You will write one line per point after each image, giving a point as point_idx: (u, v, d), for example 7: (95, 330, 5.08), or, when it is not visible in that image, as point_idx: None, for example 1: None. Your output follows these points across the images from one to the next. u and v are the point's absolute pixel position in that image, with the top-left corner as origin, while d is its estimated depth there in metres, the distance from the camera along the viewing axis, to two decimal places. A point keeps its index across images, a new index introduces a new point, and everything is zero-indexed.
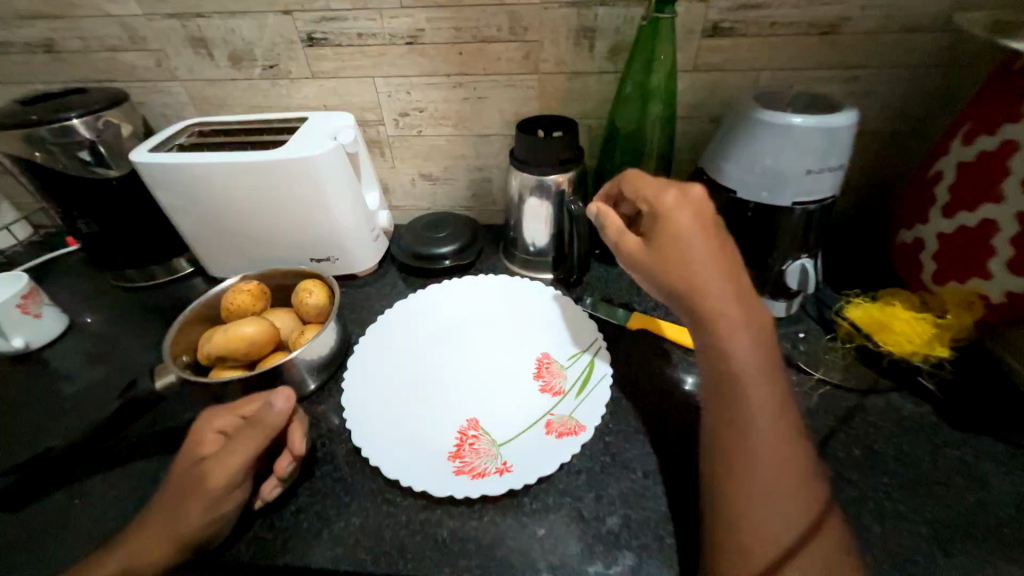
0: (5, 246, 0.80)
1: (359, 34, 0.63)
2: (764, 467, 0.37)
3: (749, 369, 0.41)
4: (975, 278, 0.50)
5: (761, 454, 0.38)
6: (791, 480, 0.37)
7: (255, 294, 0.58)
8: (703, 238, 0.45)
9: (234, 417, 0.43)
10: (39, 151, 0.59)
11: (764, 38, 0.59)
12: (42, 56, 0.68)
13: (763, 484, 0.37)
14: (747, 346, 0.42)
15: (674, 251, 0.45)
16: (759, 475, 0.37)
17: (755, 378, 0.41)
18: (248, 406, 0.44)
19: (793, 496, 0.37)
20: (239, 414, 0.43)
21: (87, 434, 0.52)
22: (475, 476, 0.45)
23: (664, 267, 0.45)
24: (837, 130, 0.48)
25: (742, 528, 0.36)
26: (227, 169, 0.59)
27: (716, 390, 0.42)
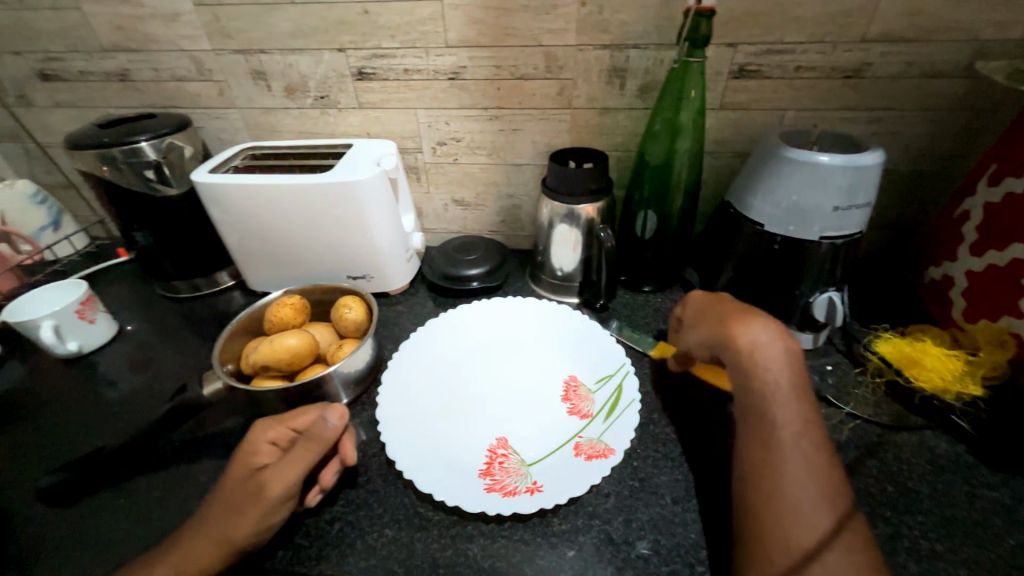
0: (63, 255, 0.84)
1: (406, 70, 0.68)
2: (794, 481, 0.39)
3: (779, 393, 0.43)
4: (1007, 316, 0.49)
5: (790, 469, 0.40)
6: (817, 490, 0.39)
7: (297, 308, 0.61)
8: (725, 303, 0.52)
9: (285, 429, 0.45)
10: (109, 167, 0.63)
11: (789, 80, 0.62)
12: (117, 84, 0.75)
13: (795, 497, 0.38)
14: (776, 373, 0.44)
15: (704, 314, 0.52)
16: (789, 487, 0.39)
17: (784, 400, 0.43)
18: (299, 419, 0.46)
19: (823, 509, 0.38)
20: (290, 426, 0.45)
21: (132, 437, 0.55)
22: (506, 494, 0.45)
23: (695, 333, 0.52)
24: (864, 170, 0.50)
25: (773, 537, 0.37)
26: (278, 191, 0.63)
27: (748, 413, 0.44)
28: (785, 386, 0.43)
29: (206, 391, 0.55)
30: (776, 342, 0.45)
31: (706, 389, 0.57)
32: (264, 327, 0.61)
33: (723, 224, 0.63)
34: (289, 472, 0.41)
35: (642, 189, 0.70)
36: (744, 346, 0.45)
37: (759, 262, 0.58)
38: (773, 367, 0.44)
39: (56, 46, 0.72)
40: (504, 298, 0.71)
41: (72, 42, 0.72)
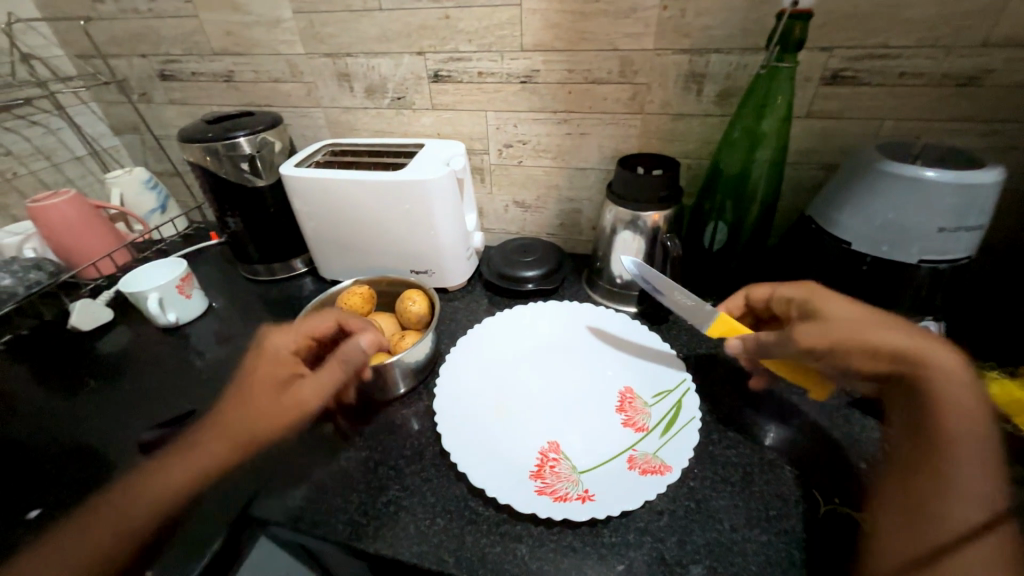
0: (167, 236, 0.94)
1: (480, 73, 0.70)
2: (971, 483, 0.33)
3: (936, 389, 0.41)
4: None
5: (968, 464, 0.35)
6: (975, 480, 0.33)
7: (365, 298, 0.64)
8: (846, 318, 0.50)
9: (298, 338, 0.59)
10: (211, 156, 0.70)
11: (890, 87, 0.57)
12: (222, 84, 0.83)
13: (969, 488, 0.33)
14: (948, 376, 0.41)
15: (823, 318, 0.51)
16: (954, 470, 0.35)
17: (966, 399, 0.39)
18: (314, 330, 0.59)
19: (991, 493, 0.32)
20: (304, 335, 0.59)
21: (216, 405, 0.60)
22: (557, 498, 0.45)
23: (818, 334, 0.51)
24: (979, 188, 0.45)
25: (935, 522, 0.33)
26: (355, 186, 0.67)
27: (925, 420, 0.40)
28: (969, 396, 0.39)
29: None
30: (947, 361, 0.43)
31: (761, 412, 0.54)
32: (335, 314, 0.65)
33: (803, 240, 0.58)
34: (260, 393, 0.56)
35: (714, 199, 0.67)
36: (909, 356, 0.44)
37: (841, 283, 0.54)
38: (947, 377, 0.41)
39: (175, 49, 0.81)
40: (560, 302, 0.71)
41: (188, 46, 0.80)
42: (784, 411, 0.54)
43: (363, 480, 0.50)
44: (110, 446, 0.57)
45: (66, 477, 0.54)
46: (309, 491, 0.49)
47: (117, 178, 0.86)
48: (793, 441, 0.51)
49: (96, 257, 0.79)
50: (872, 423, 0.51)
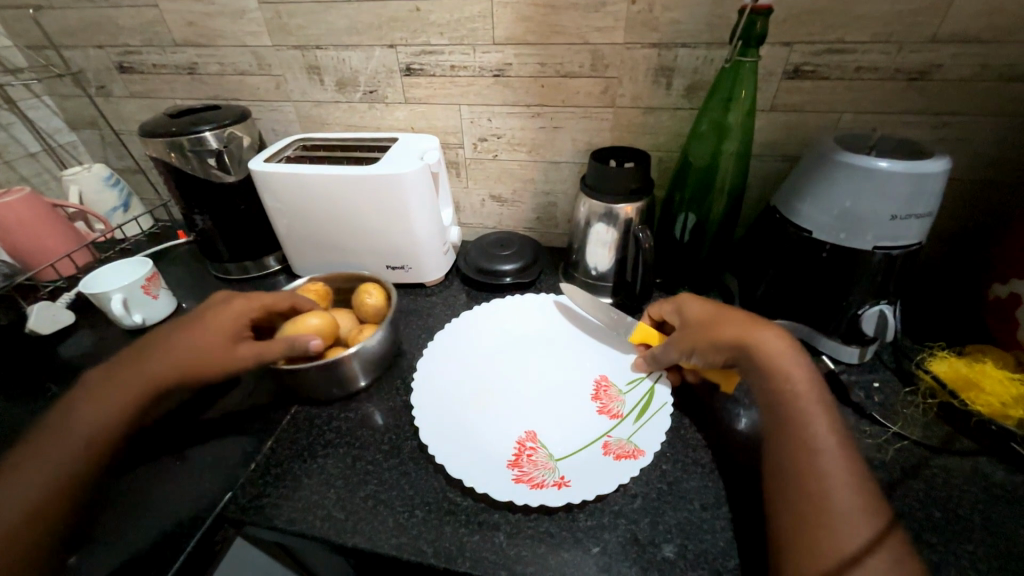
0: (131, 234, 0.91)
1: (452, 66, 0.70)
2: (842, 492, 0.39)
3: (797, 393, 0.46)
4: None
5: (836, 471, 0.40)
6: (854, 498, 0.39)
7: (320, 295, 0.63)
8: (724, 318, 0.53)
9: (242, 308, 0.55)
10: (175, 153, 0.68)
11: (847, 81, 0.59)
12: (186, 77, 0.80)
13: (845, 504, 0.38)
14: (791, 368, 0.47)
15: (709, 320, 0.53)
16: (830, 483, 0.39)
17: (806, 395, 0.45)
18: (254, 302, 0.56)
19: (869, 518, 0.37)
20: (244, 305, 0.56)
21: None
22: (534, 486, 0.46)
23: (697, 334, 0.53)
24: (926, 177, 0.47)
25: (822, 539, 0.36)
26: (327, 181, 0.66)
27: (776, 412, 0.45)
28: (807, 389, 0.46)
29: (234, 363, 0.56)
30: (787, 346, 0.49)
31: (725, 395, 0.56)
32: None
33: (767, 229, 0.61)
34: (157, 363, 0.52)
35: (684, 190, 0.69)
36: (763, 350, 0.49)
37: (802, 271, 0.56)
38: (796, 370, 0.47)
39: (134, 41, 0.78)
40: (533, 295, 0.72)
41: (148, 37, 0.77)
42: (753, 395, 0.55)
43: (339, 477, 0.49)
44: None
45: None
46: (286, 488, 0.49)
47: (75, 176, 0.83)
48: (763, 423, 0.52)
49: (54, 257, 0.76)
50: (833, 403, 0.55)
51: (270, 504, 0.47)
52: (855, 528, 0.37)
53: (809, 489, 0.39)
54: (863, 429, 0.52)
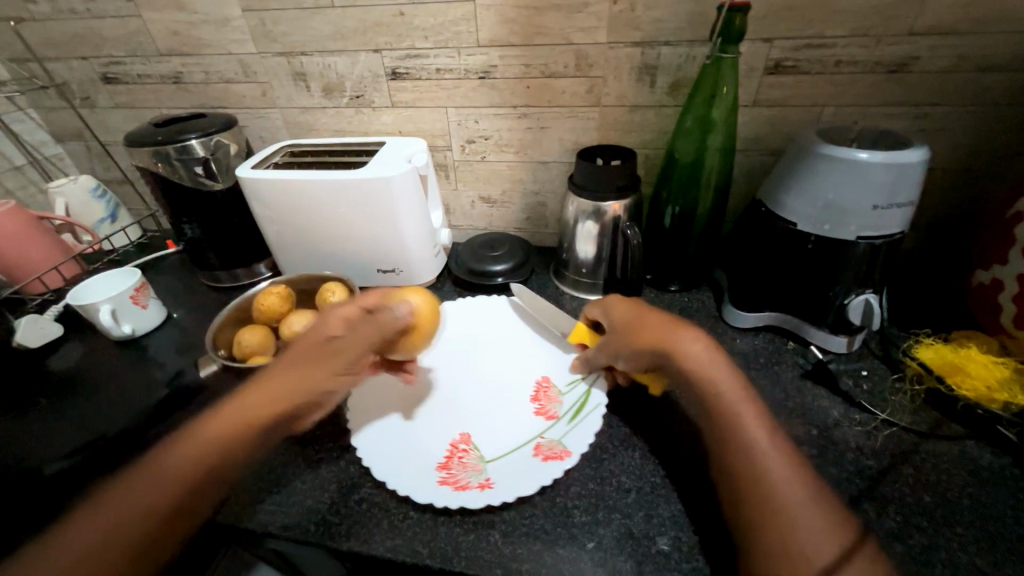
0: (119, 245, 0.91)
1: (438, 70, 0.70)
2: (799, 516, 0.37)
3: (731, 403, 0.44)
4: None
5: (780, 466, 0.40)
6: (811, 520, 0.37)
7: (283, 297, 0.65)
8: (647, 320, 0.52)
9: (356, 307, 0.51)
10: (162, 162, 0.68)
11: (827, 75, 0.60)
12: (171, 86, 0.80)
13: (803, 529, 0.36)
14: (697, 356, 0.47)
15: (632, 325, 0.53)
16: (779, 479, 0.39)
17: (732, 401, 0.44)
18: (369, 301, 0.52)
19: (835, 539, 0.36)
20: (360, 306, 0.51)
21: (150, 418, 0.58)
22: (457, 488, 0.47)
23: (620, 339, 0.53)
24: (906, 166, 0.48)
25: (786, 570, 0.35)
26: (316, 186, 0.66)
27: (710, 425, 0.44)
28: (738, 398, 0.44)
29: (201, 370, 0.60)
30: (708, 352, 0.47)
31: None
32: (255, 317, 0.65)
33: (753, 223, 0.61)
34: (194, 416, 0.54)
35: (670, 186, 0.69)
36: (680, 355, 0.47)
37: (789, 263, 0.57)
38: (716, 372, 0.45)
39: (118, 51, 0.78)
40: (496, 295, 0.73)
41: (132, 47, 0.77)
42: None
43: (332, 481, 0.49)
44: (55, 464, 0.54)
45: (12, 500, 0.51)
46: (278, 493, 0.48)
47: (61, 188, 0.82)
48: None
49: (41, 270, 0.75)
50: (823, 392, 0.56)
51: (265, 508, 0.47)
52: (809, 522, 0.37)
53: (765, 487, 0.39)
54: (853, 418, 0.52)
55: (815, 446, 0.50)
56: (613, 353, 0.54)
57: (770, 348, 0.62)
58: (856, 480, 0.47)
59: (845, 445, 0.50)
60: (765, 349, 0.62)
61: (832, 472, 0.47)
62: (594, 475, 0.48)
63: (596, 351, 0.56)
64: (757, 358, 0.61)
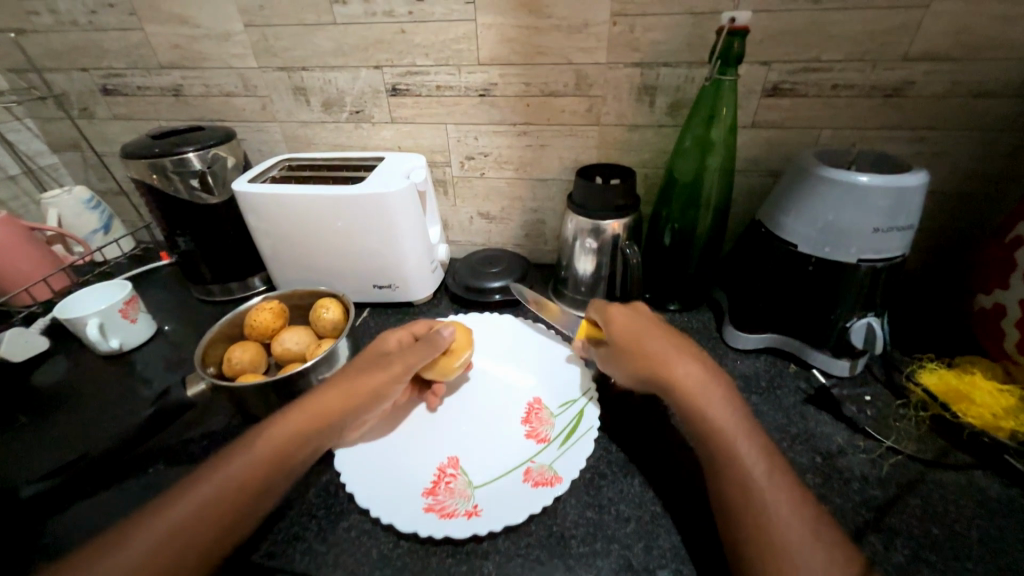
0: (111, 257, 0.90)
1: (438, 86, 0.70)
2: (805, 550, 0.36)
3: (729, 430, 0.44)
4: None
5: (767, 482, 0.40)
6: (817, 557, 0.36)
7: (276, 313, 0.63)
8: (647, 337, 0.53)
9: (408, 333, 0.58)
10: (158, 175, 0.67)
11: (825, 98, 0.61)
12: (170, 98, 0.80)
13: (810, 565, 0.35)
14: (682, 369, 0.49)
15: (632, 341, 0.53)
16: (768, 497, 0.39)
17: (730, 429, 0.44)
18: (417, 329, 0.60)
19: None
20: (411, 332, 0.59)
21: (133, 438, 0.56)
22: (444, 515, 0.45)
23: (619, 352, 0.54)
24: (906, 189, 0.48)
25: None
26: (312, 200, 0.65)
27: (705, 450, 0.44)
28: (734, 427, 0.44)
29: (190, 392, 0.54)
30: (704, 379, 0.48)
31: None
32: (246, 333, 0.63)
33: (753, 243, 0.61)
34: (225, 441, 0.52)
35: (669, 206, 0.69)
36: (678, 383, 0.48)
37: (790, 284, 0.57)
38: (712, 402, 0.46)
39: (119, 63, 0.78)
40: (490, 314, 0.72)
41: (133, 60, 0.77)
42: None
43: (321, 507, 0.48)
44: (29, 485, 0.52)
45: None
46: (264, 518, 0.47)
47: (54, 198, 0.81)
48: None
49: (29, 282, 0.74)
50: (826, 418, 0.55)
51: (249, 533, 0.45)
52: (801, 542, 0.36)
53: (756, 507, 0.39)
54: (857, 445, 0.51)
55: (820, 474, 0.48)
56: (612, 363, 0.54)
57: (771, 371, 0.61)
58: (863, 510, 0.45)
59: (850, 473, 0.48)
60: (766, 371, 0.61)
61: (837, 502, 0.46)
62: (592, 502, 0.47)
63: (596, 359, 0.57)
64: (759, 382, 0.60)
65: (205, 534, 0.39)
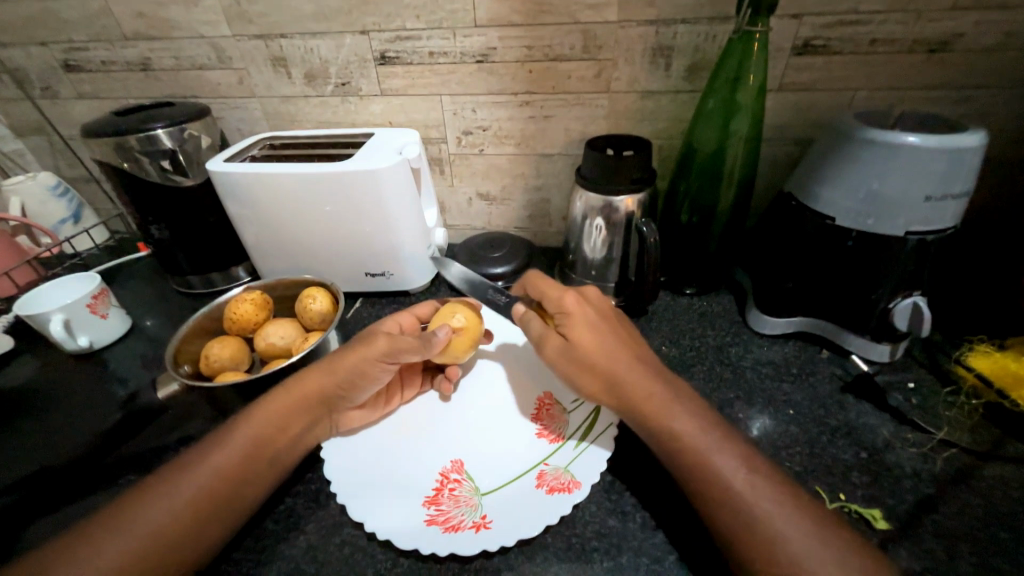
0: (82, 248, 0.83)
1: (431, 53, 0.64)
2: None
3: (705, 450, 0.38)
4: None
5: (766, 500, 0.35)
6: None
7: (258, 304, 0.58)
8: (610, 350, 0.44)
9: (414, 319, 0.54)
10: (127, 161, 0.62)
11: (861, 55, 0.55)
12: (138, 73, 0.73)
13: None
14: (628, 375, 0.43)
15: (589, 352, 0.44)
16: (769, 519, 0.34)
17: (709, 447, 0.38)
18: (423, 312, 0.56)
19: None
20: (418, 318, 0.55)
21: (104, 445, 0.51)
22: (448, 529, 0.40)
23: (576, 363, 0.45)
24: (964, 151, 0.42)
25: None
26: (295, 180, 0.59)
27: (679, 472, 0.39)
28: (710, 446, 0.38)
29: (161, 393, 0.50)
30: (674, 400, 0.41)
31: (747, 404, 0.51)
32: (225, 327, 0.58)
33: (781, 218, 0.55)
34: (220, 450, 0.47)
35: (689, 178, 0.63)
36: (645, 404, 0.41)
37: (825, 262, 0.51)
38: (681, 422, 0.40)
39: (80, 35, 0.71)
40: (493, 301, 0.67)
41: (95, 31, 0.70)
42: (776, 403, 0.51)
43: (311, 520, 0.43)
44: None
45: None
46: (246, 535, 0.42)
47: (17, 185, 0.75)
48: (788, 432, 0.48)
49: None
50: (868, 408, 0.50)
51: (232, 553, 0.40)
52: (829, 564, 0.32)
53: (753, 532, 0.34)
54: (904, 437, 0.46)
55: (867, 472, 0.43)
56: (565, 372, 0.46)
57: (803, 357, 0.56)
58: (918, 512, 0.40)
59: (901, 470, 0.43)
60: (798, 358, 0.56)
61: (890, 503, 0.41)
62: (615, 508, 0.42)
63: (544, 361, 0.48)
64: (790, 369, 0.55)
65: (193, 529, 0.37)
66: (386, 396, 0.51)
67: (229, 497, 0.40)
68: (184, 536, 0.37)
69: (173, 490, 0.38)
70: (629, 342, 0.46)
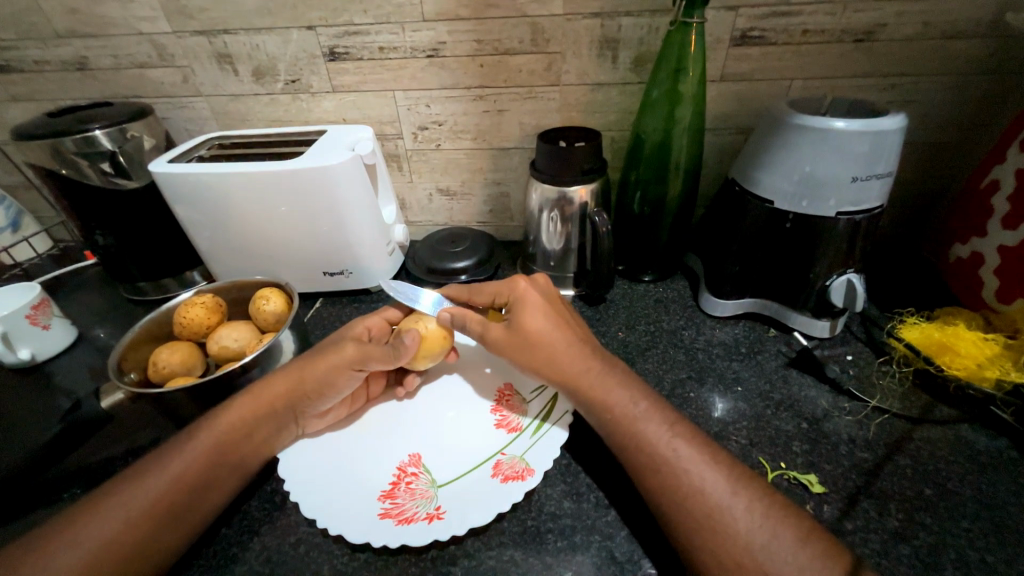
0: (23, 258, 0.80)
1: (381, 48, 0.63)
2: (756, 527, 0.34)
3: (639, 415, 0.40)
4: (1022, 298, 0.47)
5: (687, 454, 0.38)
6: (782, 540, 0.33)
7: (210, 308, 0.56)
8: (556, 332, 0.46)
9: (383, 322, 0.54)
10: (66, 167, 0.59)
11: (795, 46, 0.57)
12: (74, 73, 0.70)
13: (772, 543, 0.33)
14: (566, 352, 0.45)
15: (531, 334, 0.46)
16: (690, 469, 0.37)
17: (641, 413, 0.41)
18: (392, 314, 0.55)
19: (823, 557, 0.33)
20: (388, 320, 0.54)
21: (45, 460, 0.49)
22: (401, 521, 0.40)
23: (520, 343, 0.47)
24: (884, 134, 0.44)
25: None
26: (243, 180, 0.58)
27: (613, 438, 0.41)
28: (641, 414, 0.41)
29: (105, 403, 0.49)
30: (609, 374, 0.44)
31: (696, 385, 0.53)
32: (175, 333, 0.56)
33: (726, 203, 0.58)
34: None
35: (638, 169, 0.65)
36: (582, 380, 0.43)
37: (768, 244, 0.54)
38: (613, 392, 0.42)
39: (7, 34, 0.67)
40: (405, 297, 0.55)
41: (23, 28, 0.67)
42: (725, 380, 0.53)
43: (266, 522, 0.42)
44: None
45: None
46: (198, 541, 0.41)
47: None
48: (736, 409, 0.50)
49: None
50: (809, 380, 0.52)
51: (184, 560, 0.40)
52: (754, 512, 0.35)
53: (678, 481, 0.36)
54: (841, 406, 0.49)
55: (806, 440, 0.46)
56: (509, 357, 0.47)
57: (751, 337, 0.59)
58: (852, 475, 0.43)
59: (837, 437, 0.46)
60: (746, 337, 0.59)
61: (826, 469, 0.43)
62: (569, 491, 0.43)
63: (489, 351, 0.50)
64: (740, 348, 0.57)
65: (149, 534, 0.37)
66: (351, 400, 0.50)
67: (187, 499, 0.39)
68: (141, 541, 0.36)
69: (122, 495, 0.37)
70: (574, 326, 0.49)
